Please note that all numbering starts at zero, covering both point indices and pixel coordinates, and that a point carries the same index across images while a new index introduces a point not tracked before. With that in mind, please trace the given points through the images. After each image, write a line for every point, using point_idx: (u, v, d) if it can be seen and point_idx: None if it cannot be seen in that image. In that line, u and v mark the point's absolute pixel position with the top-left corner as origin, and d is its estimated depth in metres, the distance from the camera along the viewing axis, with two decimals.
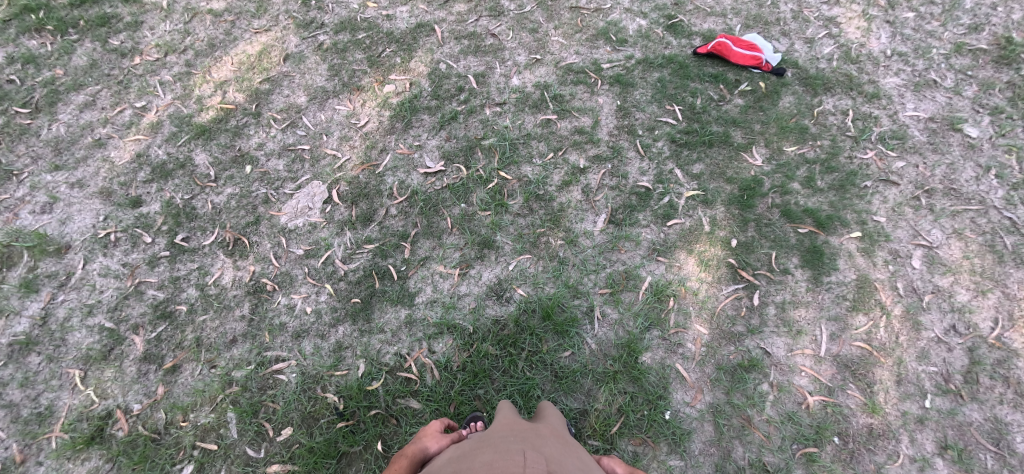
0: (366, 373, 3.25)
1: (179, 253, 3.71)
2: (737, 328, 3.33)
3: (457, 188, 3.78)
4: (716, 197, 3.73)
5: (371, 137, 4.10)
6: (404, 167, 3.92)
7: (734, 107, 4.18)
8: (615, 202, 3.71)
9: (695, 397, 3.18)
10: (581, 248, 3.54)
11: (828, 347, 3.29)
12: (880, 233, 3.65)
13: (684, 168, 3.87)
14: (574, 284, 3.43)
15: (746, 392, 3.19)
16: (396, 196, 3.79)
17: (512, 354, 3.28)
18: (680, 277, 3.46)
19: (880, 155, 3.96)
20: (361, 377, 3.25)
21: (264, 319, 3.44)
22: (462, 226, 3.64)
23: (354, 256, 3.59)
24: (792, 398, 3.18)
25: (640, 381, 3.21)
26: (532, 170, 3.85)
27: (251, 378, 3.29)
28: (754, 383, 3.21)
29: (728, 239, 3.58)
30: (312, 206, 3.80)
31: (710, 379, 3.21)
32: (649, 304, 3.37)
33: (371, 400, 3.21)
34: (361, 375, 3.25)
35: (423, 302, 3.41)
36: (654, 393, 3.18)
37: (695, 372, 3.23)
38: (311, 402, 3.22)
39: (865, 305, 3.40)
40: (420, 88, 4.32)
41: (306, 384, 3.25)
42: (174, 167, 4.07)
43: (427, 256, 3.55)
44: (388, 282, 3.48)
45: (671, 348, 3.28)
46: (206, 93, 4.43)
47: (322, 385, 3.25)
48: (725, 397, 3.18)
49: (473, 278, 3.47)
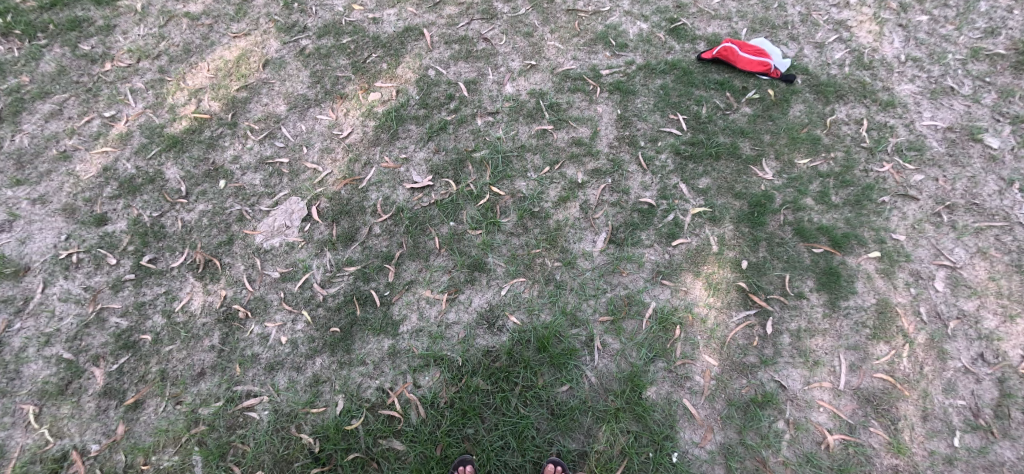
0: (345, 411, 2.92)
1: (145, 276, 3.44)
2: (749, 359, 3.00)
3: (446, 205, 3.51)
4: (724, 215, 3.47)
5: (354, 149, 3.86)
6: (390, 181, 3.67)
7: (742, 116, 4.00)
8: (616, 219, 3.43)
9: (704, 437, 2.83)
10: (579, 271, 3.25)
11: (848, 379, 3.00)
12: (900, 252, 3.41)
13: (689, 182, 3.62)
14: (572, 311, 3.13)
15: (760, 432, 2.84)
16: (379, 214, 3.52)
17: (504, 389, 2.96)
18: (687, 303, 3.14)
19: (897, 168, 3.78)
20: (339, 416, 2.91)
21: (234, 351, 3.11)
22: (450, 246, 3.36)
23: (333, 280, 3.29)
24: (811, 437, 2.85)
25: (645, 419, 2.86)
26: (526, 185, 3.59)
27: (219, 416, 2.95)
28: (770, 420, 2.86)
29: (738, 259, 3.29)
30: (290, 224, 3.53)
31: (721, 416, 2.86)
32: (653, 333, 3.05)
33: (350, 441, 2.88)
34: (340, 414, 2.92)
35: (408, 331, 3.11)
36: (661, 433, 2.84)
37: (705, 409, 2.88)
38: (283, 444, 2.88)
39: (886, 333, 3.14)
40: (407, 96, 4.09)
41: (278, 423, 2.91)
42: (142, 182, 3.83)
43: (412, 279, 3.26)
44: (370, 309, 3.18)
45: (678, 382, 2.94)
46: (179, 101, 4.24)
47: (297, 425, 2.91)
48: (737, 437, 2.84)
49: (463, 304, 3.18)
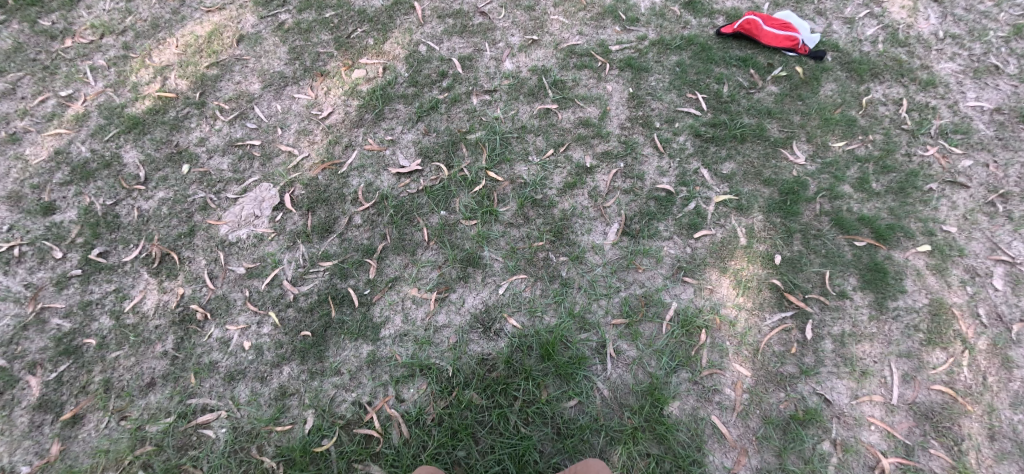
0: (315, 429, 2.50)
1: (94, 272, 3.02)
2: (787, 368, 2.58)
3: (436, 191, 3.09)
4: (753, 203, 3.05)
5: (334, 130, 3.44)
6: (373, 166, 3.25)
7: (768, 95, 3.59)
8: (629, 208, 3.01)
9: (737, 462, 2.41)
10: (588, 267, 2.83)
11: (901, 392, 2.58)
12: (952, 246, 2.99)
13: (711, 167, 3.20)
14: (580, 312, 2.71)
15: (803, 455, 2.41)
16: (361, 202, 3.10)
17: (502, 405, 2.54)
18: (713, 303, 2.72)
19: (942, 153, 3.37)
20: (308, 435, 2.49)
21: (189, 358, 2.69)
22: (441, 238, 2.93)
23: (306, 276, 2.86)
24: (862, 461, 2.42)
25: (667, 440, 2.44)
26: (527, 170, 3.17)
27: (168, 435, 2.52)
28: (814, 441, 2.43)
29: (770, 254, 2.87)
30: (259, 214, 3.11)
31: (757, 437, 2.44)
32: (675, 339, 2.63)
33: (320, 465, 2.45)
34: (309, 433, 2.49)
35: (390, 335, 2.69)
36: (687, 457, 2.41)
37: (737, 428, 2.46)
38: (242, 469, 2.45)
39: (942, 338, 2.72)
40: (395, 73, 3.68)
41: (236, 444, 2.48)
42: (97, 167, 3.41)
43: (396, 276, 2.84)
44: (347, 310, 2.75)
45: (704, 395, 2.52)
46: (143, 79, 3.82)
47: (258, 445, 2.49)
48: (776, 461, 2.41)
49: (454, 304, 2.76)
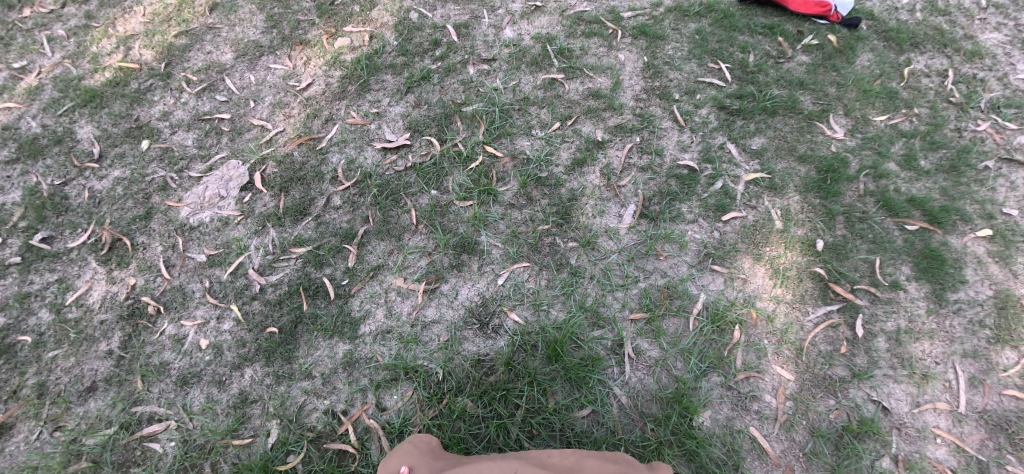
0: (279, 444, 2.13)
1: (35, 260, 2.63)
2: (837, 371, 2.20)
3: (427, 169, 2.70)
4: (787, 182, 2.67)
5: (314, 103, 3.06)
6: (356, 141, 2.86)
7: (799, 65, 3.21)
8: (648, 188, 2.63)
9: None
10: (601, 254, 2.44)
11: (969, 399, 2.20)
12: (1016, 231, 2.61)
13: (739, 141, 2.82)
14: (592, 306, 2.33)
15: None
16: (341, 181, 2.71)
17: (502, 415, 2.17)
18: (747, 295, 2.34)
19: (995, 128, 2.99)
20: (270, 450, 2.12)
21: (136, 359, 2.31)
22: (431, 221, 2.55)
23: (276, 265, 2.48)
24: None
25: (698, 457, 2.07)
26: (530, 145, 2.78)
27: (108, 449, 2.15)
28: (872, 458, 2.06)
29: (811, 239, 2.49)
30: (225, 194, 2.73)
31: (804, 453, 2.07)
32: (704, 337, 2.25)
33: None
34: (272, 448, 2.13)
35: (371, 333, 2.31)
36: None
37: (781, 443, 2.08)
38: None
39: (1014, 335, 2.32)
40: (382, 41, 3.28)
41: (186, 460, 2.12)
42: (47, 143, 3.03)
43: (379, 264, 2.46)
44: (321, 303, 2.38)
45: (740, 404, 2.15)
46: (104, 50, 3.42)
47: (212, 461, 2.12)
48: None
49: (446, 297, 2.38)
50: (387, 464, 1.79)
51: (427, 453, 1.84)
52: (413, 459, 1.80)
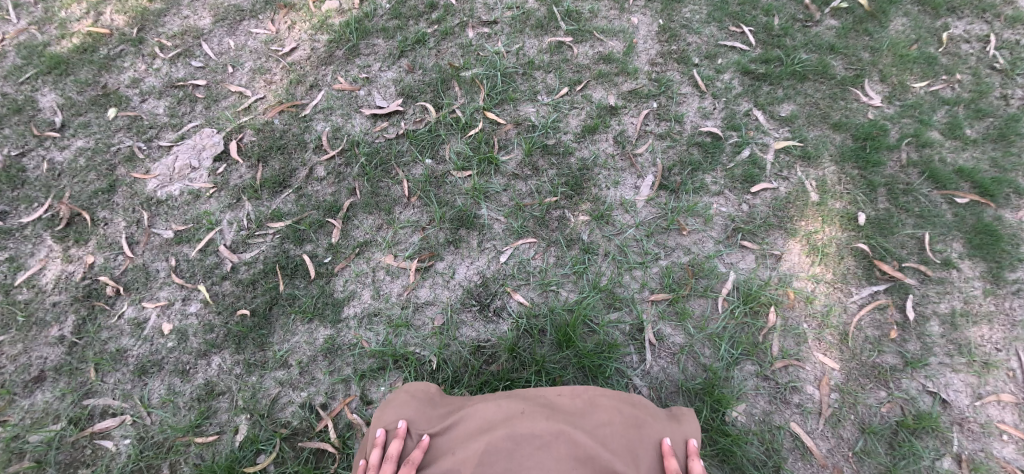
0: (247, 442, 1.91)
1: None
2: (886, 359, 1.97)
3: (421, 136, 2.42)
4: (821, 151, 2.38)
5: (299, 69, 2.72)
6: (343, 108, 2.56)
7: (828, 28, 2.77)
8: (668, 157, 2.35)
9: None
10: (616, 229, 2.18)
11: None
12: None
13: (767, 108, 2.51)
14: (608, 286, 2.07)
15: None
16: (325, 150, 2.42)
17: None
18: (781, 274, 2.10)
19: None
20: (237, 450, 1.91)
21: (90, 346, 2.07)
22: (425, 192, 2.28)
23: (250, 241, 2.23)
24: None
25: (734, 458, 1.85)
26: (536, 111, 2.49)
27: (54, 448, 1.92)
28: (932, 457, 1.85)
29: (851, 212, 2.22)
30: (197, 165, 2.44)
31: (854, 452, 1.86)
32: (735, 320, 2.02)
33: None
34: (238, 447, 1.91)
35: (355, 316, 2.08)
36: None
37: (827, 441, 1.88)
38: None
39: None
40: (376, 3, 2.84)
41: (141, 461, 1.90)
42: (5, 113, 2.63)
43: (366, 240, 2.20)
44: (300, 283, 2.13)
45: (780, 397, 1.93)
46: (73, 14, 2.89)
47: (171, 463, 1.91)
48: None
49: (441, 276, 2.12)
50: (382, 419, 1.66)
51: (426, 404, 1.70)
52: (411, 412, 1.66)
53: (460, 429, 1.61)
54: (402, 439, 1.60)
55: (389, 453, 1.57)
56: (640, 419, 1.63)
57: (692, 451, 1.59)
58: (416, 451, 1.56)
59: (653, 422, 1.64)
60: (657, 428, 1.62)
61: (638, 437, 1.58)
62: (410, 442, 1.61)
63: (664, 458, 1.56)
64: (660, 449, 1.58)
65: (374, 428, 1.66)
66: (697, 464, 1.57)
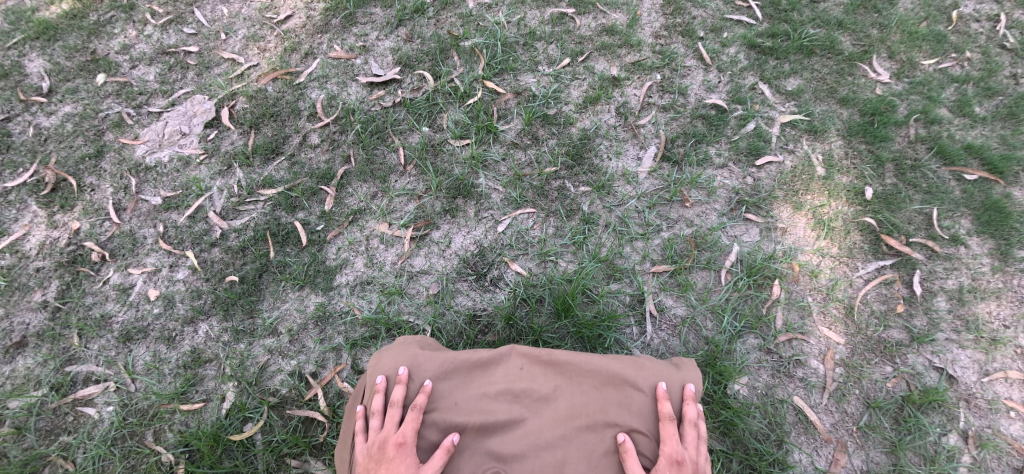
0: (233, 411, 1.91)
1: None
2: (892, 334, 1.97)
3: (417, 105, 2.33)
4: (829, 125, 2.27)
5: (293, 35, 2.51)
6: (338, 76, 2.42)
7: (835, 5, 2.49)
8: (672, 129, 2.27)
9: (834, 461, 1.84)
10: (617, 200, 2.15)
11: None
12: None
13: (774, 82, 2.35)
14: (608, 257, 2.05)
15: (925, 452, 1.84)
16: (319, 117, 2.33)
17: None
18: (787, 248, 2.07)
19: None
20: (223, 418, 1.90)
21: (73, 312, 2.03)
22: (421, 161, 2.23)
23: (241, 208, 2.17)
24: (1005, 461, 1.82)
25: (735, 431, 1.87)
26: (537, 81, 2.38)
27: (34, 414, 1.91)
28: (939, 431, 1.85)
29: (859, 187, 2.16)
30: (186, 130, 2.32)
31: (859, 427, 1.88)
32: (738, 292, 2.01)
33: (240, 457, 1.88)
34: (224, 416, 1.91)
35: (348, 284, 2.06)
36: (763, 454, 1.85)
37: (831, 415, 1.89)
38: (132, 460, 1.88)
39: None
40: None
41: (124, 428, 1.90)
42: None
43: (360, 208, 2.16)
44: (291, 250, 2.10)
45: (783, 369, 1.94)
46: None
47: (155, 430, 1.90)
48: (887, 460, 1.85)
49: (437, 244, 2.10)
50: (380, 366, 1.62)
51: (426, 348, 1.66)
52: (410, 358, 1.61)
53: (462, 376, 1.59)
54: (404, 385, 1.57)
55: (392, 399, 1.56)
56: (637, 362, 1.61)
57: (689, 396, 1.58)
58: (419, 397, 1.54)
59: (651, 364, 1.61)
60: (655, 370, 1.59)
61: (635, 382, 1.56)
62: (413, 387, 1.58)
63: (658, 402, 1.56)
64: (655, 392, 1.57)
65: (374, 373, 1.63)
66: (691, 409, 1.57)
